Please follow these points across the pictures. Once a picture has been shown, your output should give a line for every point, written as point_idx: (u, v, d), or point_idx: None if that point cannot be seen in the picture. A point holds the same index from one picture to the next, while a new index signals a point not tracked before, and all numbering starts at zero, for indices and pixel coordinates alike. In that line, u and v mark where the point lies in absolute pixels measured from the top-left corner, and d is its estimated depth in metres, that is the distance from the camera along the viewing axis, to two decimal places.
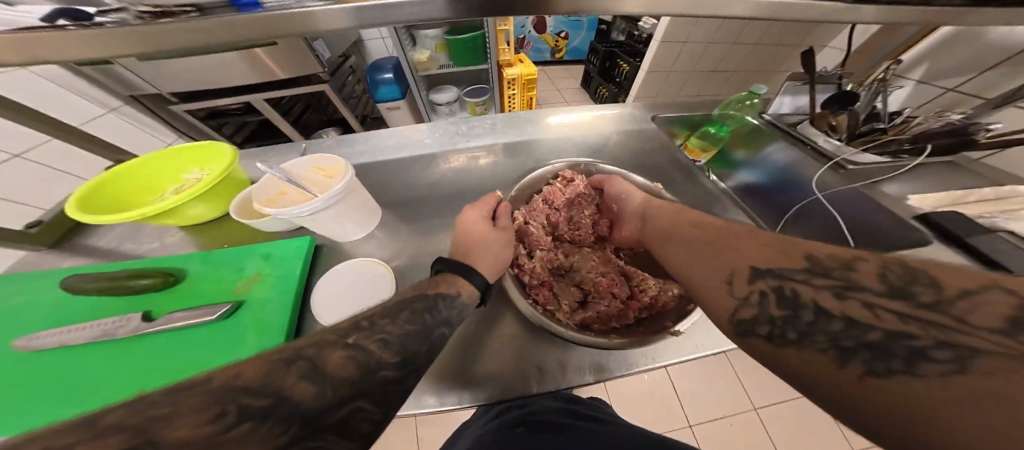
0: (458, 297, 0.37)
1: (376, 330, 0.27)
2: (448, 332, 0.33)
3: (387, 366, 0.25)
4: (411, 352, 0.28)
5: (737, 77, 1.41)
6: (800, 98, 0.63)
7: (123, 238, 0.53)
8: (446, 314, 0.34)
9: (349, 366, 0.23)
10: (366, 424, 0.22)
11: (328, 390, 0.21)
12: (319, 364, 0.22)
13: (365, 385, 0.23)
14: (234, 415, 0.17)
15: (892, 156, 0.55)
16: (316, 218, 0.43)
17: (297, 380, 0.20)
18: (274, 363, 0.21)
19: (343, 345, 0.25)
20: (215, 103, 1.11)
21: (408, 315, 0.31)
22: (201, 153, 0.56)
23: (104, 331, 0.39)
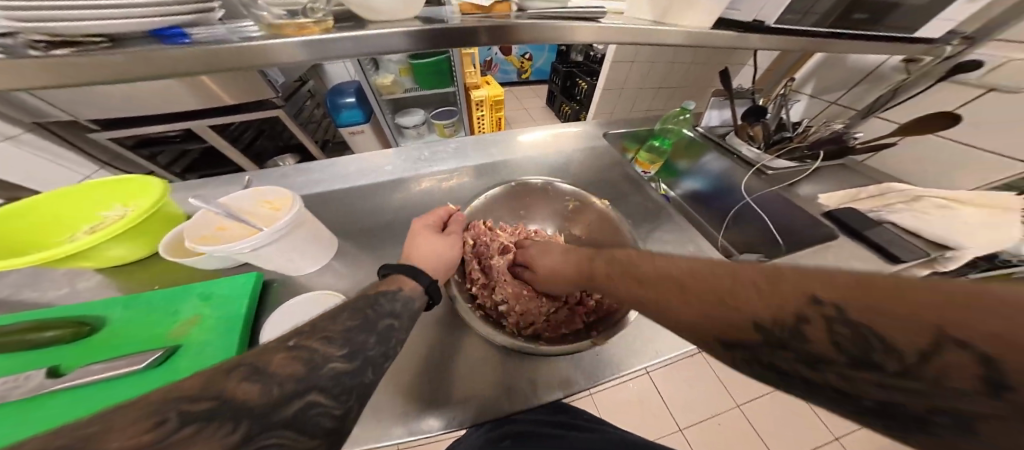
0: (400, 291, 0.35)
1: (318, 329, 0.26)
2: (396, 323, 0.31)
3: (335, 359, 0.24)
4: (359, 344, 0.27)
5: (681, 91, 1.56)
6: (724, 112, 0.72)
7: (21, 286, 0.45)
8: (390, 308, 0.32)
9: (294, 363, 0.22)
10: (327, 419, 0.22)
11: (274, 388, 0.20)
12: (262, 365, 0.21)
13: (315, 379, 0.22)
14: (175, 422, 0.16)
15: (799, 162, 0.64)
16: (259, 253, 0.40)
17: (239, 382, 0.20)
18: (214, 372, 0.20)
19: (286, 347, 0.23)
20: (149, 130, 1.01)
21: (350, 313, 0.29)
22: (124, 187, 0.50)
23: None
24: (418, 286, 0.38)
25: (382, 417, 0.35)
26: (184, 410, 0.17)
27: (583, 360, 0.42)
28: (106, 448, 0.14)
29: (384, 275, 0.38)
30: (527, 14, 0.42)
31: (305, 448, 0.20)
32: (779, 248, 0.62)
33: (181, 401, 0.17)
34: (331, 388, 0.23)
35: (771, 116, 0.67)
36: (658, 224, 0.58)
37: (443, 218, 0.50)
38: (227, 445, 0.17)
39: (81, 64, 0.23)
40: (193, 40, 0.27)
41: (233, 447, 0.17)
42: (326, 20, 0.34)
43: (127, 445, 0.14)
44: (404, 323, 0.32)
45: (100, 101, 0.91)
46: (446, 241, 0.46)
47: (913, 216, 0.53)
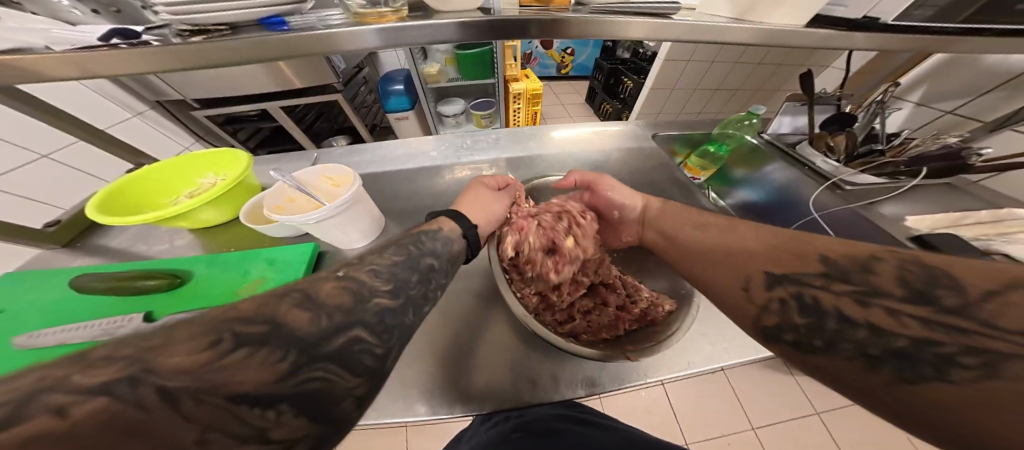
0: (439, 230, 0.40)
1: (363, 263, 0.29)
2: (434, 263, 0.35)
3: (381, 300, 0.27)
4: (403, 284, 0.30)
5: (741, 93, 1.43)
6: (798, 118, 0.64)
7: (134, 240, 0.54)
8: (431, 246, 0.36)
9: (342, 293, 0.25)
10: (369, 358, 0.23)
11: (322, 318, 0.22)
12: (315, 296, 0.23)
13: (360, 313, 0.24)
14: (233, 341, 0.18)
15: (889, 178, 0.55)
16: (321, 225, 0.44)
17: (291, 308, 0.22)
18: (269, 297, 0.22)
19: (334, 277, 0.26)
20: (234, 110, 1.16)
21: (395, 248, 0.33)
22: (219, 159, 0.58)
23: (103, 330, 0.39)
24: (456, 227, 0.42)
25: (411, 393, 0.37)
26: (238, 332, 0.18)
27: (610, 363, 0.40)
28: (165, 363, 0.15)
29: (430, 216, 0.44)
30: (588, 6, 0.41)
31: (349, 385, 0.21)
32: None
33: (234, 322, 0.19)
34: (374, 327, 0.25)
35: (859, 126, 0.58)
36: None
37: (502, 185, 0.54)
38: (277, 374, 0.18)
39: (210, 48, 0.27)
40: (291, 27, 0.31)
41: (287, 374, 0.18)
42: (403, 9, 0.35)
43: (185, 361, 0.16)
44: (443, 262, 0.36)
45: (199, 81, 1.05)
46: (497, 199, 0.51)
47: None
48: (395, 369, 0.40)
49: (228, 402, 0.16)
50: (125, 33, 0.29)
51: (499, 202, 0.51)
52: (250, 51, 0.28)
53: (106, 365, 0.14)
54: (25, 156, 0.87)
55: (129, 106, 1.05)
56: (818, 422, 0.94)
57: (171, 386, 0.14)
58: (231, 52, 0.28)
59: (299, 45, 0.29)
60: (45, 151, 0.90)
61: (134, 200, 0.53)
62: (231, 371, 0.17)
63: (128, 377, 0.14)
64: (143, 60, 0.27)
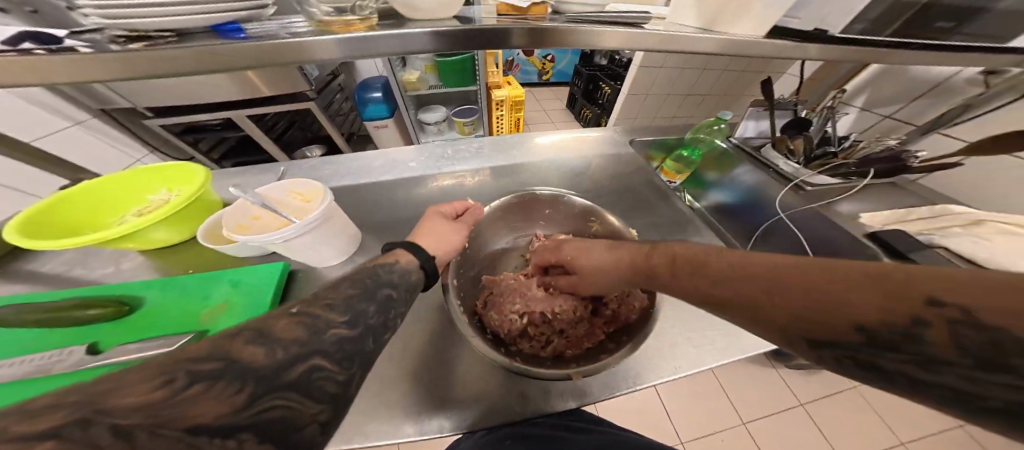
0: (396, 263, 0.35)
1: (318, 297, 0.26)
2: (393, 293, 0.31)
3: (337, 326, 0.24)
4: (361, 313, 0.27)
5: (711, 99, 1.51)
6: (762, 123, 0.68)
7: (73, 264, 0.49)
8: (389, 278, 0.32)
9: (297, 329, 0.22)
10: (329, 384, 0.21)
11: (277, 351, 0.20)
12: (266, 330, 0.21)
13: (317, 344, 0.22)
14: (185, 379, 0.16)
15: (843, 178, 0.60)
16: (291, 244, 0.41)
17: (244, 345, 0.19)
18: (221, 336, 0.19)
19: (289, 314, 0.23)
20: (196, 119, 1.09)
21: (350, 282, 0.29)
22: (174, 173, 0.54)
23: (37, 367, 0.34)
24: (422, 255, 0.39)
25: (393, 417, 0.35)
26: (192, 369, 0.17)
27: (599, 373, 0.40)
28: (119, 403, 0.14)
29: (386, 249, 0.39)
30: (565, 16, 0.41)
31: (312, 411, 0.20)
32: None
33: (188, 362, 0.17)
34: (335, 355, 0.23)
35: (814, 129, 0.64)
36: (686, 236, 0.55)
37: (460, 209, 0.51)
38: (235, 405, 0.17)
39: (152, 57, 0.25)
40: (247, 35, 0.29)
41: (234, 411, 0.16)
42: (373, 17, 0.35)
43: (125, 405, 0.14)
44: (401, 294, 0.32)
45: (150, 90, 0.98)
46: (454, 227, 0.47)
47: (971, 242, 0.48)
48: (375, 391, 0.37)
49: (176, 441, 0.14)
50: (43, 38, 0.26)
51: (455, 230, 0.47)
52: (197, 60, 0.27)
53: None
54: None
55: (69, 116, 0.97)
56: (801, 412, 0.98)
57: (123, 423, 0.13)
58: (174, 61, 0.26)
59: (257, 56, 0.28)
60: None
61: (70, 222, 0.48)
62: (182, 406, 0.15)
63: (76, 419, 0.12)
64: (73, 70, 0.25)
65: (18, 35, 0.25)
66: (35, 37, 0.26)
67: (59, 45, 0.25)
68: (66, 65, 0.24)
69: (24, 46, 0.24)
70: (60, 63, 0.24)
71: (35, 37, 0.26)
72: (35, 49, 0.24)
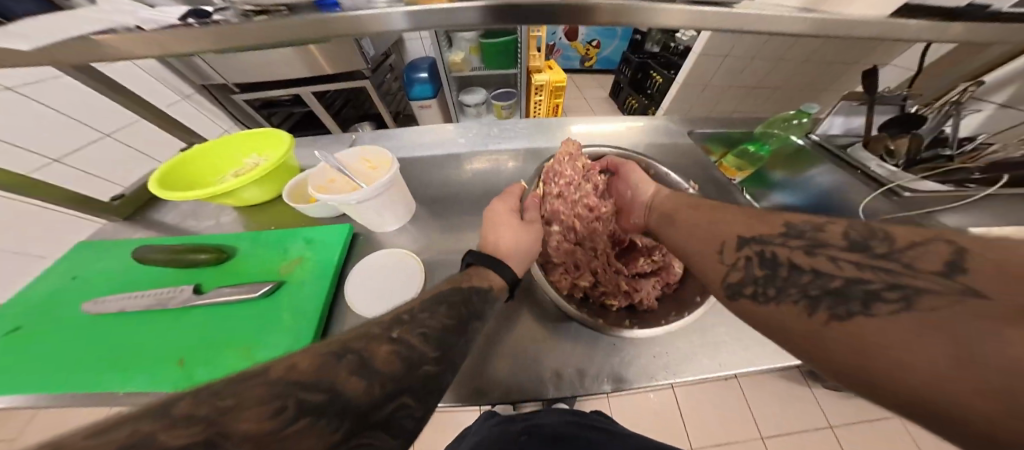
0: (491, 291, 0.36)
1: (416, 322, 0.27)
2: (480, 327, 0.32)
3: (428, 362, 0.24)
4: (451, 347, 0.27)
5: (780, 92, 1.34)
6: (853, 119, 0.59)
7: (187, 215, 0.58)
8: (480, 307, 0.33)
9: (394, 361, 0.22)
10: (409, 422, 0.22)
11: (375, 385, 0.20)
12: (368, 358, 0.22)
13: (409, 379, 0.22)
14: (294, 410, 0.17)
15: (956, 185, 0.50)
16: (360, 207, 0.45)
17: (348, 373, 0.20)
18: (329, 356, 0.21)
19: (388, 338, 0.24)
20: (269, 94, 1.20)
21: (449, 308, 0.30)
22: (261, 140, 0.61)
23: (159, 300, 0.43)
24: (502, 283, 0.38)
25: None
26: (303, 397, 0.18)
27: (637, 359, 0.40)
28: (237, 429, 0.15)
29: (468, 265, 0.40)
30: None
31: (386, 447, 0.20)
32: None
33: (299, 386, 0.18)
34: (418, 391, 0.23)
35: (926, 128, 0.51)
36: None
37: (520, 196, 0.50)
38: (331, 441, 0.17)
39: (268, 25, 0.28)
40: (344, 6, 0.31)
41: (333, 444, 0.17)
42: None
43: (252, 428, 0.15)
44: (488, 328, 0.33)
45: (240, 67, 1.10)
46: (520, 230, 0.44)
47: None
48: None
49: None
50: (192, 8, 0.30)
51: (526, 227, 0.44)
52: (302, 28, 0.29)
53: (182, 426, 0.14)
54: (90, 134, 0.94)
55: (178, 89, 1.12)
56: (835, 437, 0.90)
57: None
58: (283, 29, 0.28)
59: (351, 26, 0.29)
60: (106, 129, 0.97)
61: (186, 178, 0.56)
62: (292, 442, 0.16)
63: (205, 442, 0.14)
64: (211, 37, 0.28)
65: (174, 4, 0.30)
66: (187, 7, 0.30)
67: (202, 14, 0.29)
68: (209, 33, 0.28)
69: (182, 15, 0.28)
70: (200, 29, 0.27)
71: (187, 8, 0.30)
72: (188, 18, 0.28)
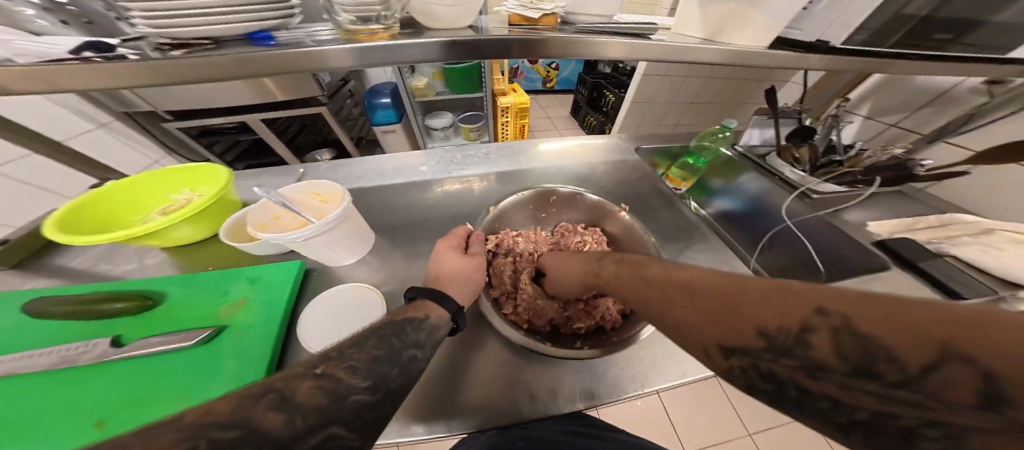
0: (427, 319, 0.33)
1: (344, 357, 0.25)
2: (418, 353, 0.30)
3: (358, 391, 0.23)
4: (382, 376, 0.25)
5: (714, 108, 1.52)
6: (767, 131, 0.69)
7: (100, 260, 0.50)
8: (415, 337, 0.31)
9: (319, 395, 0.21)
10: None
11: (297, 418, 0.19)
12: (289, 393, 0.20)
13: (337, 411, 0.21)
14: (205, 448, 0.15)
15: (848, 186, 0.60)
16: (309, 243, 0.42)
17: (265, 411, 0.18)
18: (244, 397, 0.19)
19: (312, 374, 0.22)
20: (212, 122, 1.12)
21: (376, 341, 0.28)
22: (195, 174, 0.56)
23: (62, 358, 0.36)
24: (444, 313, 0.36)
25: (404, 414, 0.36)
26: (214, 437, 0.16)
27: (607, 374, 0.40)
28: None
29: (411, 299, 0.37)
30: (573, 27, 0.43)
31: None
32: (819, 276, 0.60)
33: (210, 428, 0.16)
34: (351, 420, 0.21)
35: (820, 137, 0.64)
36: (692, 242, 0.56)
37: (465, 239, 0.49)
38: None
39: (186, 64, 0.27)
40: (276, 42, 0.31)
41: None
42: (395, 26, 0.37)
43: None
44: (427, 353, 0.31)
45: (177, 94, 1.02)
46: (468, 260, 0.44)
47: (978, 250, 0.48)
48: None
49: None
50: (100, 46, 0.29)
51: (473, 263, 0.44)
52: (229, 66, 0.28)
53: None
54: None
55: (93, 118, 1.01)
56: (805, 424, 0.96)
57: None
58: (205, 68, 0.28)
59: (285, 64, 0.29)
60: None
61: (99, 218, 0.49)
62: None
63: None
64: (121, 77, 0.27)
65: (79, 44, 0.28)
66: (93, 46, 0.28)
67: (111, 53, 0.28)
68: (120, 72, 0.26)
69: (85, 54, 0.26)
70: (108, 69, 0.26)
71: (94, 47, 0.28)
72: (94, 57, 0.26)
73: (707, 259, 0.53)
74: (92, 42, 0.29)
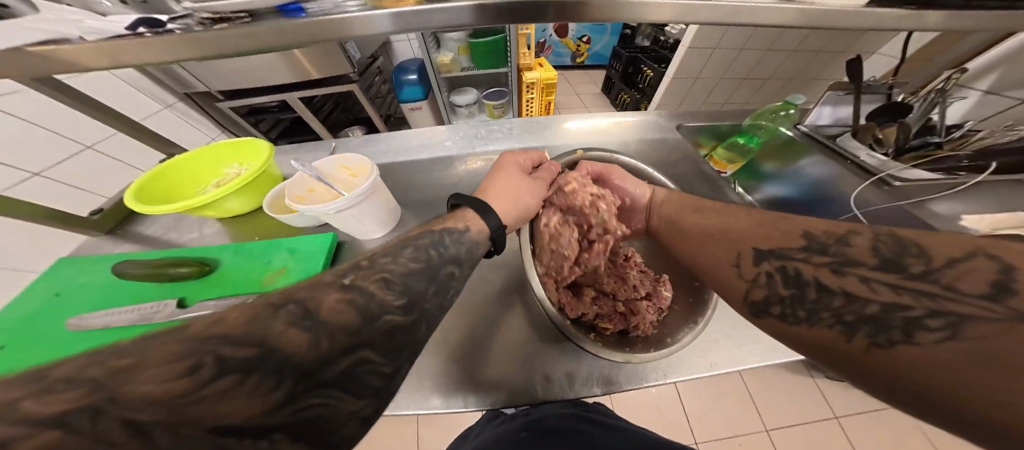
0: (465, 231, 0.36)
1: (372, 269, 0.26)
2: (455, 271, 0.32)
3: (388, 311, 0.24)
4: (416, 295, 0.27)
5: (771, 82, 1.33)
6: (841, 108, 0.59)
7: (168, 228, 0.57)
8: (452, 254, 0.33)
9: (343, 309, 0.22)
10: (375, 377, 0.22)
11: (320, 339, 0.20)
12: (310, 307, 0.21)
13: (363, 331, 0.22)
14: (212, 364, 0.15)
15: (946, 173, 0.50)
16: (340, 216, 0.44)
17: (286, 326, 0.19)
18: (261, 308, 0.19)
19: (338, 285, 0.23)
20: (255, 100, 1.18)
21: (411, 252, 0.30)
22: (240, 148, 0.60)
23: (143, 316, 0.42)
24: (485, 228, 0.38)
25: (426, 384, 0.38)
26: (218, 353, 0.16)
27: (627, 363, 0.39)
28: (133, 392, 0.13)
29: (451, 205, 0.41)
30: None
31: (353, 407, 0.21)
32: None
33: (218, 342, 0.17)
34: (380, 346, 0.23)
35: (915, 117, 0.52)
36: None
37: (534, 164, 0.51)
38: (267, 406, 0.16)
39: (224, 35, 0.27)
40: (308, 13, 0.30)
41: (273, 406, 0.16)
42: None
43: (157, 390, 0.14)
44: (462, 271, 0.33)
45: (223, 72, 1.09)
46: (524, 181, 0.46)
47: None
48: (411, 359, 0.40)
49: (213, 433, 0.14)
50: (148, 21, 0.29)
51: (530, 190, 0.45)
52: (263, 36, 0.28)
53: (63, 388, 0.12)
54: (72, 148, 0.93)
55: (160, 98, 1.11)
56: (837, 427, 0.90)
57: (139, 418, 0.13)
58: (243, 39, 0.28)
59: (316, 32, 0.29)
60: (88, 142, 0.96)
61: (165, 190, 0.55)
62: (204, 404, 0.15)
63: (83, 409, 0.12)
64: (169, 48, 0.28)
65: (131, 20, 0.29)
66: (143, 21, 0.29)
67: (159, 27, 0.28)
68: (164, 43, 0.27)
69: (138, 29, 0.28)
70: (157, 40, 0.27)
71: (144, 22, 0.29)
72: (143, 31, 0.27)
73: None
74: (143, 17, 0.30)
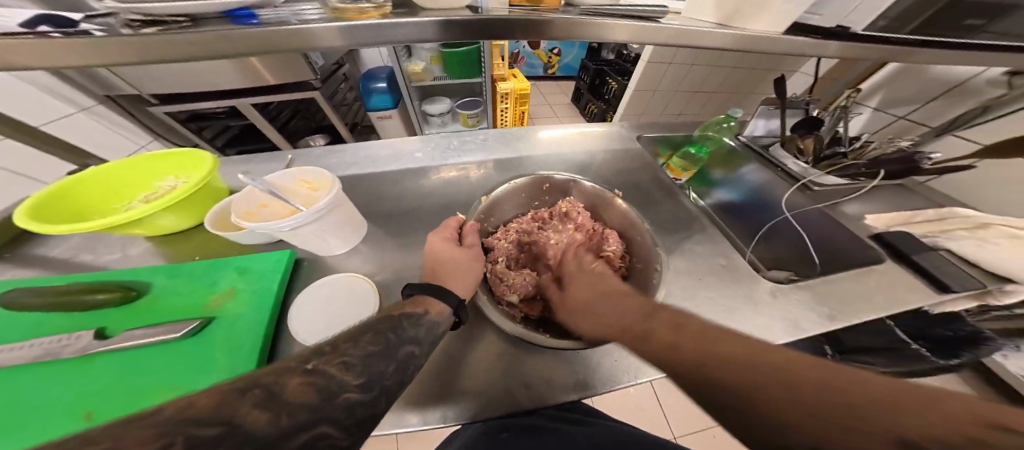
0: (425, 314, 0.34)
1: (338, 352, 0.24)
2: (415, 351, 0.30)
3: (349, 389, 0.22)
4: (377, 373, 0.25)
5: (718, 95, 1.49)
6: (771, 121, 0.68)
7: (82, 248, 0.49)
8: (412, 333, 0.31)
9: (307, 391, 0.20)
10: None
11: (282, 416, 0.17)
12: (276, 390, 0.19)
13: (327, 408, 0.20)
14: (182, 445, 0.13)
15: (851, 178, 0.60)
16: (296, 232, 0.41)
17: (250, 406, 0.17)
18: (228, 391, 0.17)
19: (301, 371, 0.21)
20: (196, 105, 1.07)
21: (371, 336, 0.28)
22: (176, 160, 0.54)
23: (47, 350, 0.35)
24: (444, 307, 0.37)
25: (399, 404, 0.36)
26: (194, 434, 0.14)
27: (600, 365, 0.41)
28: None
29: (406, 295, 0.38)
30: (578, 8, 0.40)
31: None
32: (813, 268, 0.60)
33: (191, 423, 0.15)
34: (345, 422, 0.20)
35: (826, 128, 0.63)
36: (690, 234, 0.55)
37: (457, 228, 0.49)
38: None
39: (159, 41, 0.25)
40: (259, 20, 0.29)
41: None
42: (386, 5, 0.34)
43: None
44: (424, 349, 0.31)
45: (160, 74, 0.98)
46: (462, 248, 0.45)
47: (973, 246, 0.48)
48: None
49: None
50: (58, 21, 0.26)
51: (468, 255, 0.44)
52: (208, 44, 0.26)
53: None
54: None
55: (73, 100, 0.96)
56: None
57: None
58: (185, 46, 0.26)
59: (273, 41, 0.28)
60: None
61: (74, 206, 0.47)
62: None
63: None
64: (85, 53, 0.24)
65: (33, 17, 0.25)
66: (50, 20, 0.26)
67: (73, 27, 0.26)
68: (85, 48, 0.24)
69: (41, 28, 0.24)
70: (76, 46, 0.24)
71: (51, 21, 0.26)
72: (52, 32, 0.24)
73: (705, 251, 0.52)
74: (48, 15, 0.26)
